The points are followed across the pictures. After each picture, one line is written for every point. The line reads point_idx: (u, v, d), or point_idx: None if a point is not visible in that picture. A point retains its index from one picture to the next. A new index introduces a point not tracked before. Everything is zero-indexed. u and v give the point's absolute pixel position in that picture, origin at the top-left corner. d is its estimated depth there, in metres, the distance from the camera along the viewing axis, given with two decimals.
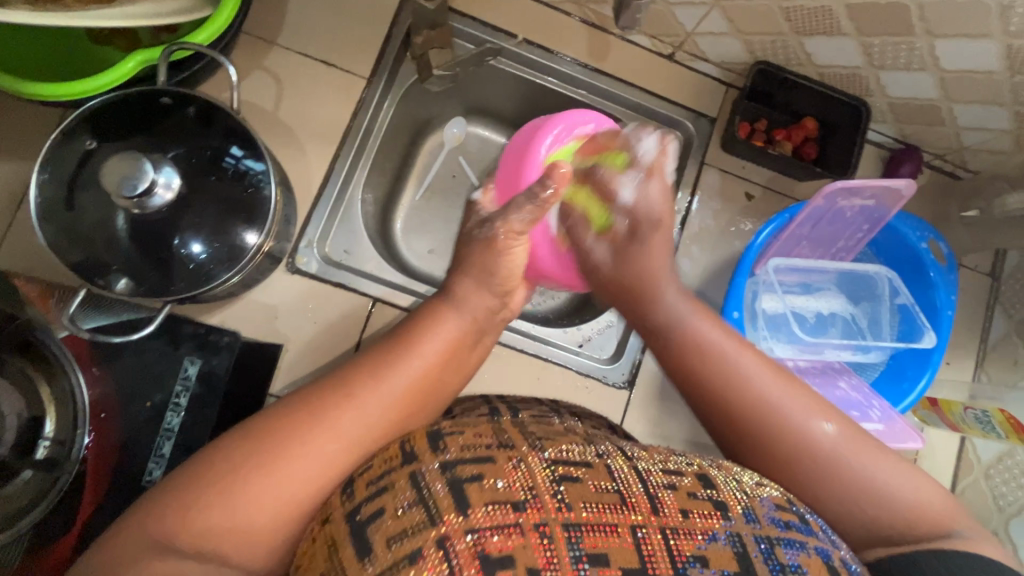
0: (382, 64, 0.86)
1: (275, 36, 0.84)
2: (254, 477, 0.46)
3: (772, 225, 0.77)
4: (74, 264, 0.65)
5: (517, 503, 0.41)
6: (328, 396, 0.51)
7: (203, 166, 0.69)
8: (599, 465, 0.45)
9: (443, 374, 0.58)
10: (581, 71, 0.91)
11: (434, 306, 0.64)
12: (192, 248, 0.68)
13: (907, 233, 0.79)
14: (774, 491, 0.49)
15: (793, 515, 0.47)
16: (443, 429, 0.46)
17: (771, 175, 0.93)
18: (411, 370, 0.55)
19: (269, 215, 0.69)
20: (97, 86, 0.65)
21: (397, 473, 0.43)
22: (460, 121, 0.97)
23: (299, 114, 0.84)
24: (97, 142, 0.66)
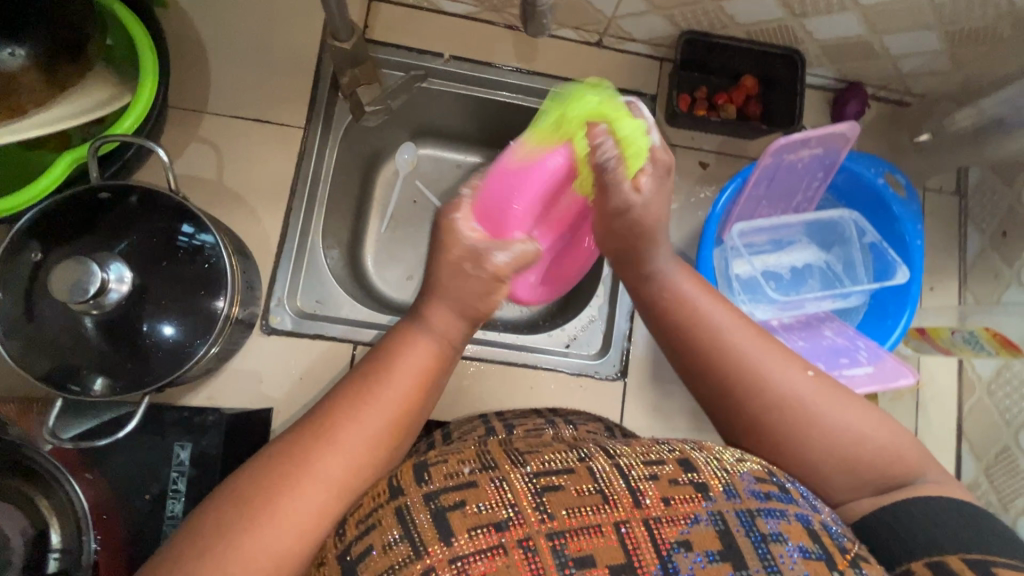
0: (315, 110, 0.86)
1: (204, 104, 0.83)
2: (240, 540, 0.43)
3: (730, 189, 0.76)
4: (45, 374, 0.65)
5: (500, 523, 0.42)
6: (304, 446, 0.47)
7: (158, 251, 0.69)
8: (581, 468, 0.45)
9: (422, 406, 0.53)
10: (512, 75, 0.91)
11: (403, 330, 0.56)
12: (163, 332, 0.68)
13: (862, 172, 0.79)
14: (754, 464, 0.49)
15: (773, 485, 0.47)
16: (428, 459, 0.46)
17: (720, 140, 0.93)
18: (394, 408, 0.50)
19: (229, 280, 0.69)
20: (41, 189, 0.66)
21: (383, 510, 0.43)
22: (410, 147, 0.98)
23: (242, 176, 0.83)
24: (43, 252, 0.67)
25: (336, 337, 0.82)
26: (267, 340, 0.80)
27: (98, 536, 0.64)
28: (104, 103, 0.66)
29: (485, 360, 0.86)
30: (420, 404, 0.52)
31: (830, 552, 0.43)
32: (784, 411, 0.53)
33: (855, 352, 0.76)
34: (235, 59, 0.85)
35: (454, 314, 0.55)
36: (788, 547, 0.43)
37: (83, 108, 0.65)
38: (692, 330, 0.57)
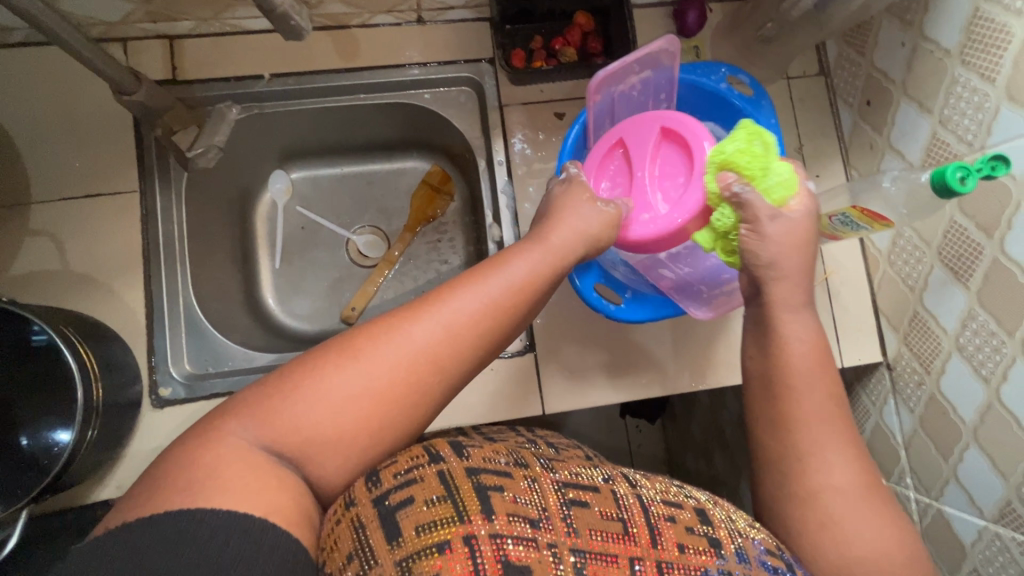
0: (149, 169, 0.83)
1: (28, 194, 0.79)
2: (309, 397, 0.47)
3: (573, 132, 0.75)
4: None
5: (533, 521, 0.44)
6: (421, 319, 0.52)
7: (14, 361, 0.70)
8: (606, 491, 0.49)
9: (523, 307, 0.57)
10: (342, 76, 0.87)
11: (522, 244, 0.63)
12: (54, 437, 0.69)
13: (702, 82, 0.77)
14: (765, 535, 0.52)
15: (781, 560, 0.50)
16: (468, 447, 0.49)
17: (569, 86, 0.89)
18: (506, 295, 0.56)
19: (78, 375, 0.66)
20: None
21: (424, 471, 0.45)
22: (281, 175, 1.07)
23: (88, 256, 0.79)
24: None
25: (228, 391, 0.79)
26: (161, 415, 0.77)
27: None
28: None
29: None
30: (515, 311, 0.56)
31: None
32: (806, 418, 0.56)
33: None
34: (48, 139, 0.81)
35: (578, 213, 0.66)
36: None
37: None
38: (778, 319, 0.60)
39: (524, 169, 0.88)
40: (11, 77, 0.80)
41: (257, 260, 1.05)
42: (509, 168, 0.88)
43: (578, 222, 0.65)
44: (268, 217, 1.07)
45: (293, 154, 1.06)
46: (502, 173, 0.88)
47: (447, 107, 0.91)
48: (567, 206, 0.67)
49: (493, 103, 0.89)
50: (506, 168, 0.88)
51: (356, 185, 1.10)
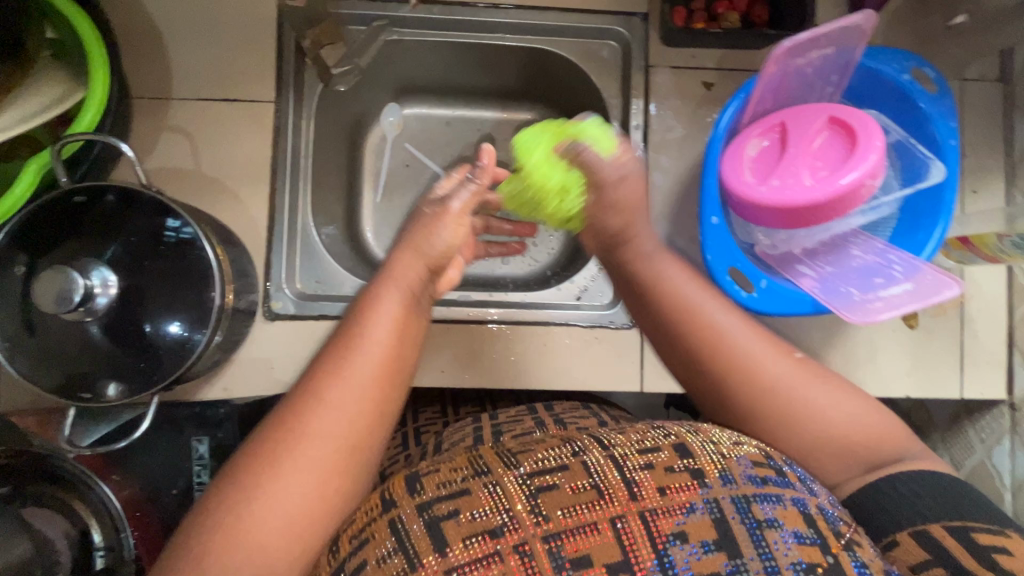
0: (285, 82, 0.81)
1: (168, 90, 0.79)
2: (241, 514, 0.46)
3: (733, 105, 0.68)
4: (58, 386, 0.66)
5: (494, 530, 0.48)
6: (285, 419, 0.50)
7: (146, 247, 0.68)
8: (576, 464, 0.52)
9: (405, 344, 0.55)
10: (487, 12, 0.83)
11: (378, 279, 0.59)
12: (169, 329, 0.67)
13: (884, 70, 0.69)
14: (752, 449, 0.56)
15: (770, 471, 0.54)
16: (419, 473, 0.53)
17: (721, 54, 0.83)
18: (374, 358, 0.53)
19: (216, 273, 0.67)
20: (20, 196, 0.65)
21: (375, 524, 0.49)
22: (393, 107, 1.04)
23: (220, 162, 0.80)
24: (29, 262, 0.66)
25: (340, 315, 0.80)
26: (270, 327, 0.79)
27: (135, 533, 0.70)
28: (55, 103, 0.62)
29: (496, 324, 0.83)
30: (382, 372, 0.53)
31: (823, 535, 0.50)
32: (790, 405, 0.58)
33: (889, 269, 0.69)
34: (190, 36, 0.79)
35: (408, 254, 0.59)
36: (783, 531, 0.49)
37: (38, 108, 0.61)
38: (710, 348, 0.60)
39: (660, 137, 0.83)
40: None
41: (361, 191, 1.03)
42: (644, 134, 0.84)
43: (433, 239, 0.60)
44: (376, 150, 1.05)
45: (409, 88, 1.03)
46: (637, 137, 0.84)
47: (587, 59, 0.85)
48: (434, 219, 0.61)
49: (639, 62, 0.83)
50: (642, 133, 0.84)
51: (466, 132, 1.07)
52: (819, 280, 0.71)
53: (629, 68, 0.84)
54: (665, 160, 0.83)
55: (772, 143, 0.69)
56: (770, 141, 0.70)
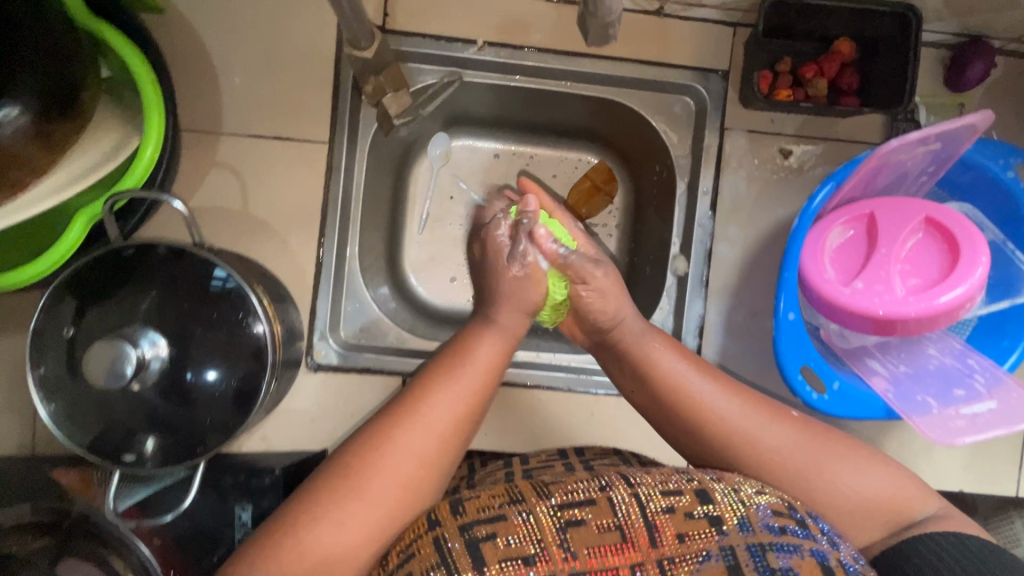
0: (339, 120, 0.76)
1: (218, 124, 0.75)
2: (323, 525, 0.50)
3: (828, 186, 0.63)
4: (97, 444, 0.64)
5: (528, 558, 0.44)
6: (366, 447, 0.54)
7: (188, 299, 0.65)
8: (602, 500, 0.47)
9: (491, 386, 0.62)
10: (553, 57, 0.78)
11: (475, 329, 0.65)
12: (207, 377, 0.64)
13: (986, 164, 0.64)
14: (773, 497, 0.51)
15: (791, 520, 0.49)
16: (462, 495, 0.49)
17: (802, 120, 0.78)
18: (467, 389, 0.59)
19: (259, 311, 0.65)
20: (74, 239, 0.61)
21: (421, 540, 0.47)
22: (442, 137, 0.97)
23: (269, 203, 0.76)
24: (74, 327, 0.64)
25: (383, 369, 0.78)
26: (312, 378, 0.77)
27: None
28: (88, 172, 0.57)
29: (544, 389, 0.79)
30: (461, 419, 0.58)
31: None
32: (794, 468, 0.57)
33: (969, 376, 0.66)
34: (244, 68, 0.75)
35: (512, 309, 0.65)
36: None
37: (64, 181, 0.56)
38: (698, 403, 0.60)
39: (729, 204, 0.79)
40: None
41: (404, 221, 0.97)
42: (713, 200, 0.79)
43: (528, 291, 0.65)
44: (420, 180, 0.99)
45: (460, 117, 0.97)
46: (705, 203, 0.79)
47: (658, 113, 0.80)
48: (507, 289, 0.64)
49: (713, 123, 0.78)
50: (710, 199, 0.79)
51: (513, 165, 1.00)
52: (891, 378, 0.68)
53: (702, 127, 0.79)
54: (732, 230, 0.79)
55: (858, 233, 0.65)
56: (856, 231, 0.65)
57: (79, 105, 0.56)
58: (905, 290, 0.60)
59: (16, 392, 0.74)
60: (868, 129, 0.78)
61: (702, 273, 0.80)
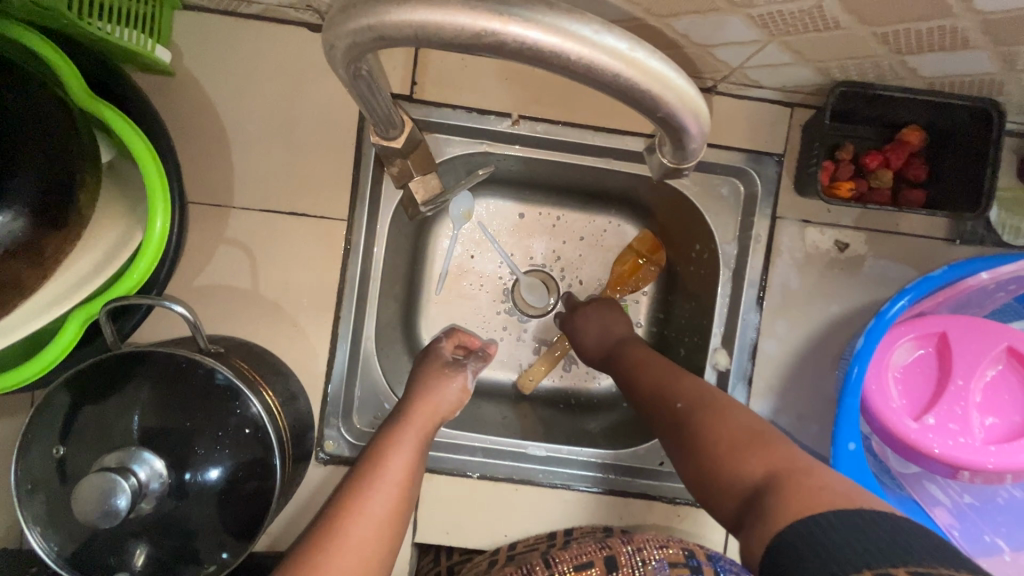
0: (358, 196, 0.71)
1: (229, 197, 0.69)
2: None
3: (910, 295, 0.58)
4: (88, 565, 0.59)
5: None
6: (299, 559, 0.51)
7: (174, 403, 0.59)
8: None
9: (412, 486, 0.59)
10: (594, 134, 0.72)
11: (394, 417, 0.63)
12: (209, 475, 0.59)
13: None
14: (672, 552, 0.59)
15: (682, 568, 0.57)
16: None
17: (861, 211, 0.72)
18: (391, 488, 0.56)
19: (246, 386, 0.60)
20: (70, 337, 0.54)
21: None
22: (466, 197, 0.83)
23: (281, 283, 0.71)
24: (65, 446, 0.59)
25: None
26: (322, 473, 0.72)
27: None
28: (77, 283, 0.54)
29: (571, 491, 0.75)
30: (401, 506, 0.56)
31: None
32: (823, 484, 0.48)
33: None
34: (259, 138, 0.69)
35: (432, 395, 0.65)
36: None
37: (52, 297, 0.54)
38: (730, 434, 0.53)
39: (777, 297, 0.73)
40: (237, 56, 0.69)
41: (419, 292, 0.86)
42: (760, 293, 0.73)
43: (443, 398, 0.66)
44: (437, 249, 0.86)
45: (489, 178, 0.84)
46: (750, 295, 0.73)
47: (702, 196, 0.74)
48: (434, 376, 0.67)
49: (763, 210, 0.72)
50: (757, 291, 0.73)
51: (541, 229, 0.88)
52: (955, 511, 0.62)
53: (751, 214, 0.73)
54: (780, 325, 0.73)
55: (928, 355, 0.59)
56: (927, 354, 0.59)
57: (75, 207, 0.52)
58: (983, 433, 0.56)
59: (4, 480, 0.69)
60: (932, 223, 0.72)
61: (747, 370, 0.74)
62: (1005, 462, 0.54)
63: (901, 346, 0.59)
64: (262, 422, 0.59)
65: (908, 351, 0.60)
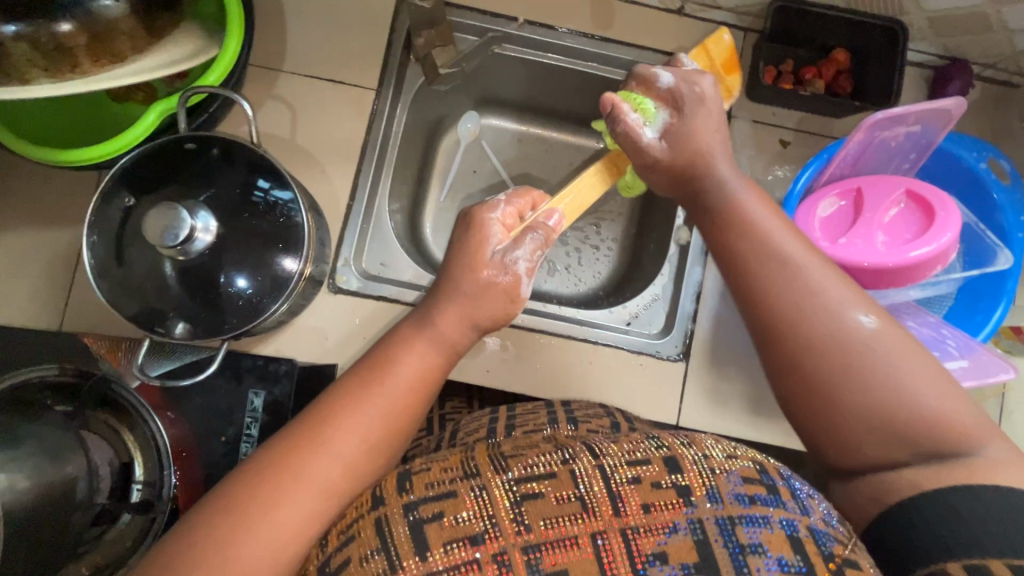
0: (388, 73, 0.86)
1: (281, 63, 0.84)
2: (246, 530, 0.44)
3: (811, 168, 0.71)
4: (132, 317, 0.67)
5: (475, 536, 0.41)
6: (298, 439, 0.49)
7: (234, 205, 0.70)
8: (564, 473, 0.44)
9: (420, 401, 0.56)
10: (586, 41, 0.88)
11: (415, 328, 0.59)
12: (238, 284, 0.69)
13: (963, 155, 0.73)
14: (744, 462, 0.47)
15: (761, 487, 0.45)
16: (411, 468, 0.45)
17: (801, 116, 0.87)
18: (386, 407, 0.52)
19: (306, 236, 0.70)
20: (150, 123, 0.67)
21: (363, 521, 0.43)
22: (472, 116, 1.00)
23: (316, 136, 0.84)
24: (135, 199, 0.69)
25: (400, 300, 0.80)
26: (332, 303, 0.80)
27: (177, 473, 0.70)
28: (168, 63, 0.62)
29: (545, 332, 0.84)
30: (411, 410, 0.54)
31: (813, 564, 0.41)
32: (842, 348, 0.51)
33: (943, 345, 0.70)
34: (311, 18, 0.85)
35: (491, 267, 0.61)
36: (768, 560, 0.41)
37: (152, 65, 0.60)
38: (768, 278, 0.55)
39: None
40: None
41: (427, 188, 0.99)
42: None
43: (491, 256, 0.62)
44: (446, 152, 1.01)
45: (490, 98, 0.99)
46: None
47: None
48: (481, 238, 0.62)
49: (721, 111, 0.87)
50: None
51: (534, 146, 1.03)
52: None
53: None
54: None
55: (847, 204, 0.72)
56: (845, 201, 0.72)
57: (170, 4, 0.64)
58: (883, 248, 0.67)
59: (40, 280, 0.76)
60: None
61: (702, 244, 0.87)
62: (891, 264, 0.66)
63: (827, 196, 0.72)
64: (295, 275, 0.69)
65: (834, 198, 0.72)
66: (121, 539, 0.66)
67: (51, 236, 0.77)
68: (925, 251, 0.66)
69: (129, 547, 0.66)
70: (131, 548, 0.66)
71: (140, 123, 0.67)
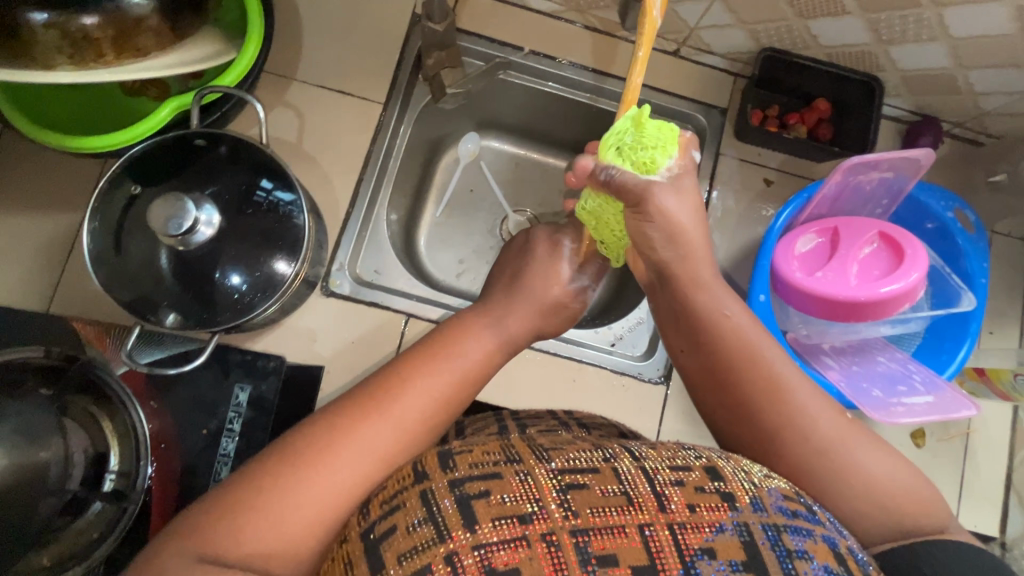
0: (396, 89, 0.89)
1: (295, 72, 0.87)
2: (258, 512, 0.43)
3: (793, 207, 0.75)
4: (126, 303, 0.67)
5: (524, 516, 0.41)
6: (332, 427, 0.48)
7: (238, 201, 0.72)
8: (606, 469, 0.45)
9: (460, 402, 0.56)
10: (586, 74, 0.93)
11: None
12: (232, 280, 0.70)
13: (931, 204, 0.78)
14: (781, 483, 0.48)
15: (801, 505, 0.46)
16: (453, 449, 0.46)
17: (784, 158, 0.92)
18: (428, 395, 0.53)
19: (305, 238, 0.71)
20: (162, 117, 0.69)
21: (408, 492, 0.43)
22: (473, 137, 1.03)
23: (322, 144, 0.86)
24: (141, 187, 0.70)
25: (392, 307, 0.82)
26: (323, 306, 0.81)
27: (154, 464, 0.70)
28: (186, 62, 0.64)
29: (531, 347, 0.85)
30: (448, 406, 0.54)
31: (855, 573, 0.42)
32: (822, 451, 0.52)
33: (910, 379, 0.74)
34: (327, 33, 0.88)
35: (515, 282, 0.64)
36: (814, 564, 0.41)
37: (171, 63, 0.63)
38: (743, 367, 0.56)
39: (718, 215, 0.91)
40: None
41: (425, 202, 1.02)
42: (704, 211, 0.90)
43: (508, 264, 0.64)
44: (446, 169, 1.04)
45: (491, 121, 1.03)
46: None
47: None
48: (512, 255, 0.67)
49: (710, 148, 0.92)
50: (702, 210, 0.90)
51: (529, 169, 1.07)
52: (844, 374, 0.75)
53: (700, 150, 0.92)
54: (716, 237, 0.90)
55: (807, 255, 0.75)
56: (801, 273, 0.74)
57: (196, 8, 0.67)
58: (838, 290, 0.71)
59: (34, 264, 0.76)
60: None
61: None
62: (854, 296, 0.70)
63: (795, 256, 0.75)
64: (286, 277, 0.71)
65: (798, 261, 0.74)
66: (87, 532, 0.64)
67: (50, 220, 0.77)
68: (884, 291, 0.70)
69: (94, 540, 0.64)
70: (96, 539, 0.64)
71: (152, 116, 0.69)
